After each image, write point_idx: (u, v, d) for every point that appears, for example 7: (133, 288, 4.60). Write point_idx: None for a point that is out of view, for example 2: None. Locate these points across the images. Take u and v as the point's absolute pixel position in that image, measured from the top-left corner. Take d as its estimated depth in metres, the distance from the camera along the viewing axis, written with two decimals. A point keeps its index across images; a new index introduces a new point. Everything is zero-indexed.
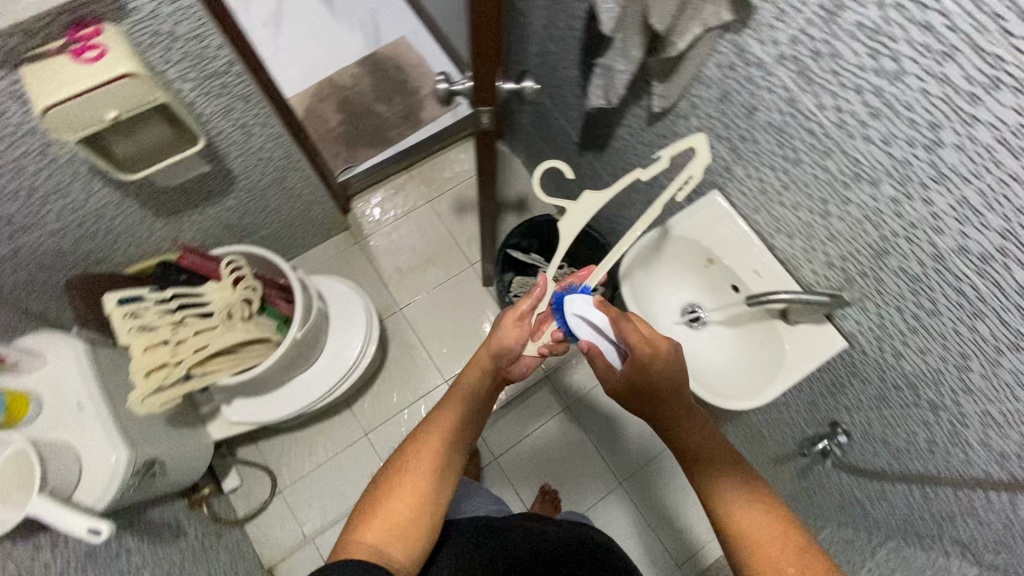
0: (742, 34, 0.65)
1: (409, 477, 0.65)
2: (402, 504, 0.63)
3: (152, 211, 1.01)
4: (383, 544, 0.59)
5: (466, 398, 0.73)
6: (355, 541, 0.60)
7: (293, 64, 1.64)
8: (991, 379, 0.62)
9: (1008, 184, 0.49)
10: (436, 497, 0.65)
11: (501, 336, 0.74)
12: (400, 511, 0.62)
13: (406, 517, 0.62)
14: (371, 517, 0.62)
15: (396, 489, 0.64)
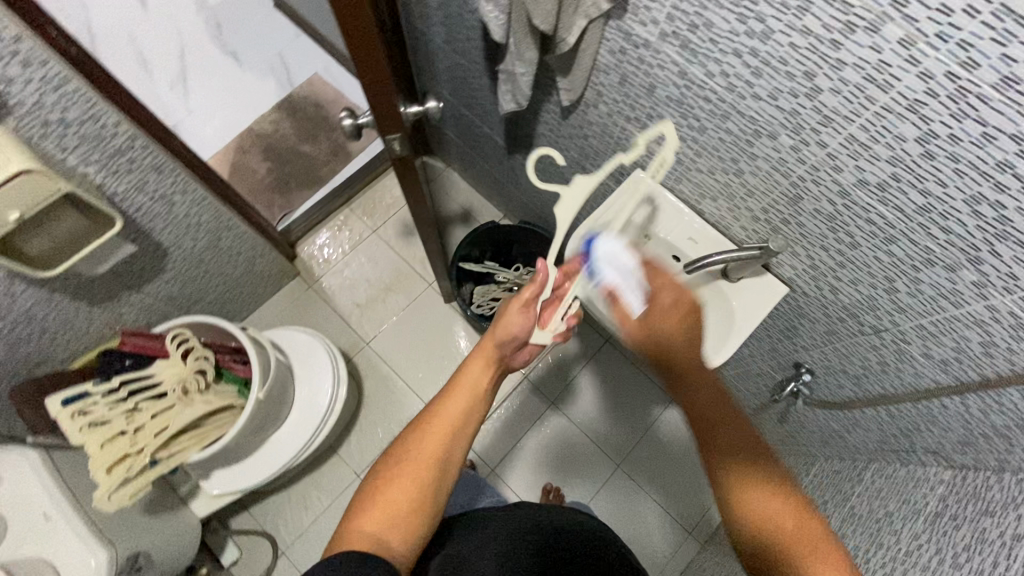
0: (625, 19, 0.68)
1: (411, 466, 0.63)
2: (402, 494, 0.61)
3: (86, 300, 0.98)
4: (382, 534, 0.59)
5: (476, 390, 0.70)
6: (354, 530, 0.59)
7: (208, 122, 1.61)
8: (917, 295, 0.66)
9: (884, 116, 0.52)
10: (438, 491, 0.64)
11: (508, 325, 0.75)
12: (399, 503, 0.61)
13: (406, 508, 0.61)
14: (371, 506, 0.61)
15: (396, 479, 0.62)
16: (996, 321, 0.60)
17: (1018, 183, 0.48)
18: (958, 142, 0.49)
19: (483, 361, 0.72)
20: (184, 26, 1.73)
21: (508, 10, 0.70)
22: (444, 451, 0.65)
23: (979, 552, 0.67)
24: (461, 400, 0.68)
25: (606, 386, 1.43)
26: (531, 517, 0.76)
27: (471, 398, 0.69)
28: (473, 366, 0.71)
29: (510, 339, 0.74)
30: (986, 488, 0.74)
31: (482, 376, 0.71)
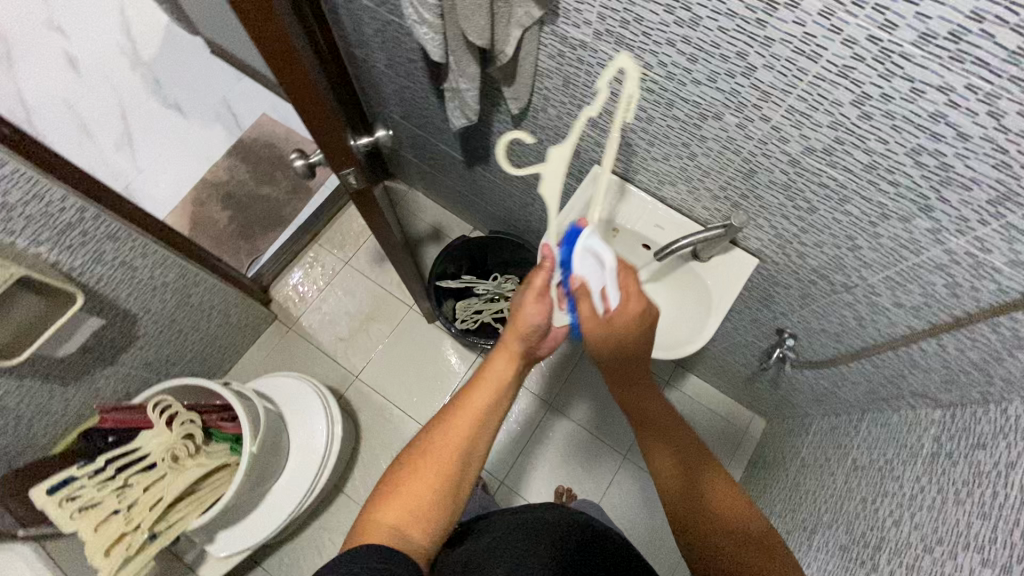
0: (558, 24, 0.69)
1: (432, 459, 0.64)
2: (423, 488, 0.62)
3: (59, 381, 0.95)
4: (404, 527, 0.60)
5: (501, 386, 0.68)
6: (376, 520, 0.60)
7: (161, 178, 1.57)
8: (879, 249, 0.68)
9: (818, 84, 0.54)
10: (458, 487, 0.64)
11: (527, 318, 0.66)
12: (421, 494, 0.62)
13: (427, 502, 0.62)
14: (393, 497, 0.62)
15: (418, 472, 0.63)
16: (956, 263, 0.62)
17: (952, 131, 0.50)
18: (890, 100, 0.51)
19: (509, 355, 0.69)
20: (122, 84, 1.69)
21: (442, 30, 0.70)
22: (467, 446, 0.65)
23: (978, 485, 0.69)
24: (486, 395, 0.67)
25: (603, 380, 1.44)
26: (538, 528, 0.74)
27: (497, 393, 0.67)
28: (498, 362, 0.69)
29: (534, 328, 0.66)
30: (975, 422, 0.76)
31: (507, 372, 0.68)
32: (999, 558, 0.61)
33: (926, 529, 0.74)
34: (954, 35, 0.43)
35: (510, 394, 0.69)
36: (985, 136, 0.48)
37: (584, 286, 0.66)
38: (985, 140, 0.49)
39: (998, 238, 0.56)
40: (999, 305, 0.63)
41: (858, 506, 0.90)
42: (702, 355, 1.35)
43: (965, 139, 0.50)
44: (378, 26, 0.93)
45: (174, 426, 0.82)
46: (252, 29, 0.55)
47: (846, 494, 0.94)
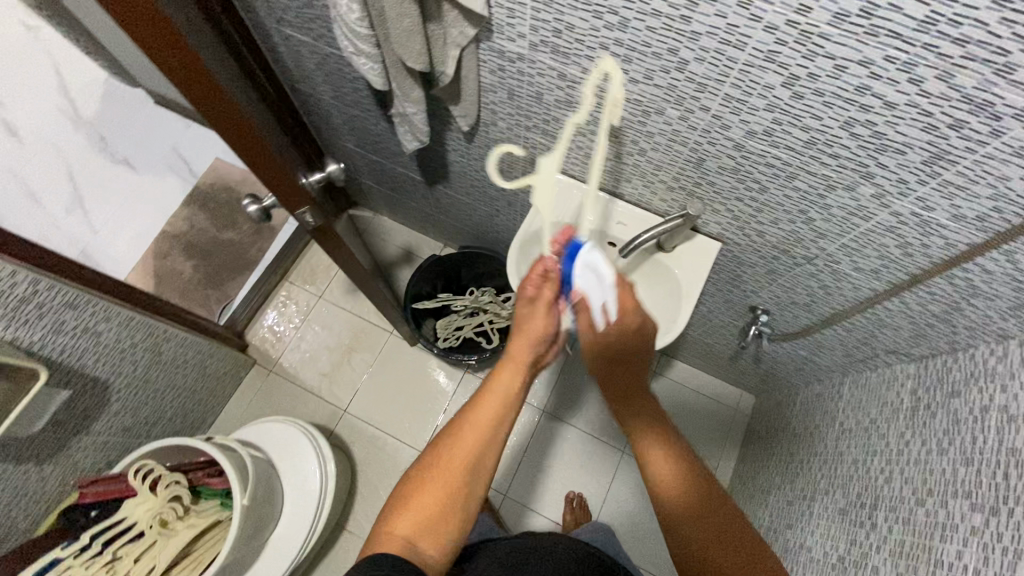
0: (493, 39, 0.69)
1: (441, 473, 0.63)
2: (433, 502, 0.62)
3: (34, 460, 0.91)
4: (416, 538, 0.60)
5: (508, 397, 0.66)
6: (387, 532, 0.61)
7: (117, 236, 1.53)
8: (831, 219, 0.70)
9: (749, 71, 0.55)
10: (468, 500, 0.63)
11: (533, 324, 0.69)
12: (428, 507, 0.62)
13: (438, 515, 0.61)
14: (404, 509, 0.62)
15: (428, 486, 0.63)
16: (905, 224, 0.64)
17: (878, 101, 0.52)
18: (818, 79, 0.53)
19: (515, 366, 0.67)
20: (64, 145, 1.63)
21: (381, 59, 0.70)
22: (476, 458, 0.64)
23: (958, 432, 0.72)
24: (494, 406, 0.65)
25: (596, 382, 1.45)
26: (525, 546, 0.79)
27: (504, 404, 0.66)
28: (504, 373, 0.67)
29: (539, 340, 0.69)
30: (947, 371, 0.79)
31: (513, 384, 0.67)
32: (987, 501, 0.63)
33: (917, 482, 0.75)
34: (865, 12, 0.45)
35: (517, 405, 0.67)
36: (910, 102, 0.50)
37: (584, 300, 0.69)
38: (910, 106, 0.51)
39: (937, 196, 0.58)
40: (950, 258, 0.66)
41: (850, 468, 0.92)
42: (683, 340, 1.37)
43: (892, 107, 0.52)
44: (317, 60, 0.93)
45: (159, 490, 0.79)
46: (156, 60, 0.53)
47: (838, 457, 0.96)
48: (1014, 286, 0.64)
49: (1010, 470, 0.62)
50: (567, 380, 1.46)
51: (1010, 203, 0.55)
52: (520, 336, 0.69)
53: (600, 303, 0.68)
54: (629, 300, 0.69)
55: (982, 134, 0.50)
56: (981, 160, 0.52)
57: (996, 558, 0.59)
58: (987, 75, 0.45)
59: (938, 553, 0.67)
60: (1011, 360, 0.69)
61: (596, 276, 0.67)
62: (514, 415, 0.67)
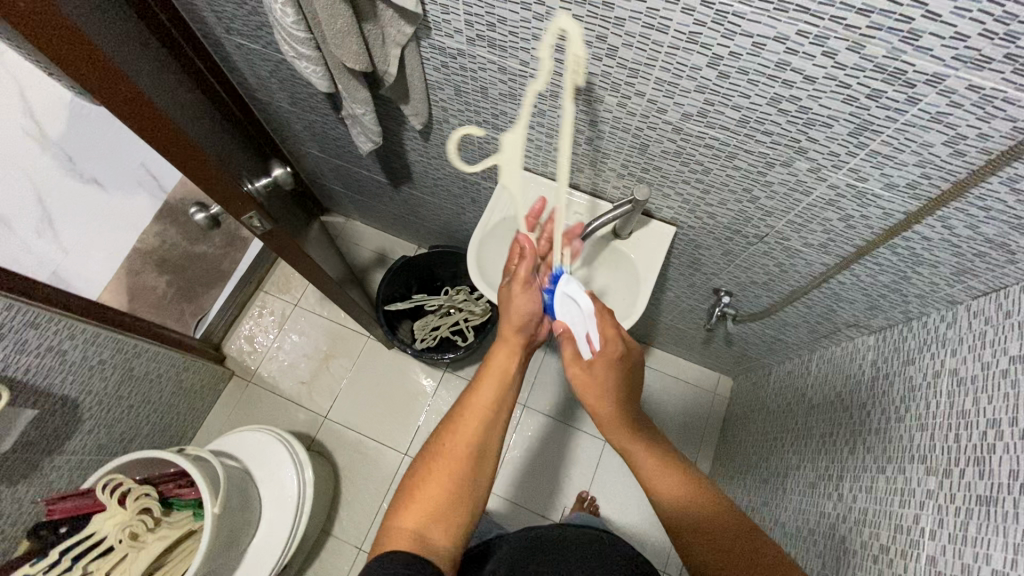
0: (433, 36, 0.70)
1: (445, 462, 0.61)
2: (440, 491, 0.60)
3: (6, 482, 0.89)
4: (426, 531, 0.57)
5: (503, 379, 0.68)
6: (394, 529, 0.57)
7: (89, 255, 1.51)
8: (774, 196, 0.71)
9: (675, 53, 0.56)
10: (475, 485, 0.62)
11: (521, 305, 0.72)
12: (435, 495, 0.59)
13: (446, 502, 0.59)
14: (410, 502, 0.59)
15: (432, 476, 0.61)
16: (843, 197, 0.65)
17: (799, 76, 0.53)
18: (739, 57, 0.53)
19: (508, 350, 0.71)
20: (30, 165, 1.58)
21: (323, 62, 0.71)
22: (478, 442, 0.64)
23: (914, 399, 0.73)
24: (490, 391, 0.67)
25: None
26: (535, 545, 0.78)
27: (500, 389, 0.67)
28: (499, 359, 0.70)
29: (528, 320, 0.72)
30: (903, 340, 0.80)
31: (509, 364, 0.70)
32: (940, 463, 0.65)
33: (878, 451, 0.77)
34: None
35: (512, 392, 0.69)
36: (828, 75, 0.51)
37: (568, 331, 0.72)
38: (829, 78, 0.52)
39: (869, 165, 0.59)
40: (890, 228, 0.67)
41: (819, 442, 0.92)
42: (657, 328, 1.38)
43: (812, 81, 0.53)
44: (270, 67, 0.93)
45: (127, 503, 0.79)
46: (71, 70, 0.52)
47: (808, 433, 0.97)
48: (954, 251, 0.65)
49: (960, 432, 0.63)
50: (563, 379, 1.49)
51: (937, 169, 0.56)
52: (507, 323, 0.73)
53: (584, 336, 0.71)
54: (608, 326, 0.71)
55: (900, 102, 0.51)
56: (903, 128, 0.53)
57: (950, 518, 0.61)
58: (895, 43, 0.46)
59: (898, 518, 0.68)
60: (959, 324, 0.71)
61: (575, 307, 0.71)
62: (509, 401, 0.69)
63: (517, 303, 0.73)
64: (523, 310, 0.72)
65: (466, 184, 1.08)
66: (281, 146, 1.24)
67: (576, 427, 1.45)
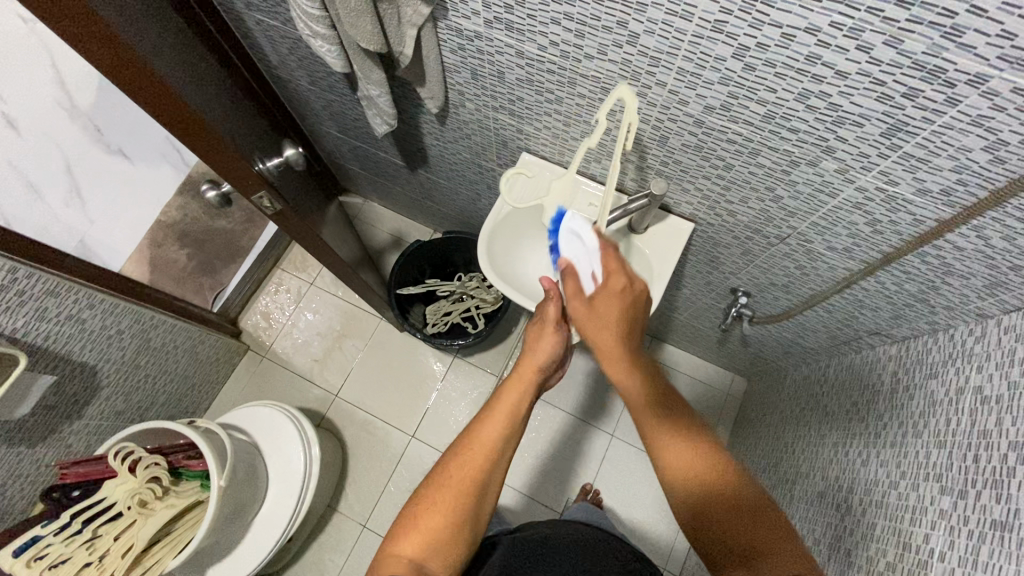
0: (450, 17, 0.68)
1: (447, 489, 0.61)
2: (439, 520, 0.59)
3: (25, 443, 0.93)
4: (424, 560, 0.57)
5: (511, 416, 0.66)
6: (391, 557, 0.57)
7: (114, 225, 1.55)
8: (798, 197, 0.68)
9: (698, 42, 0.53)
10: (475, 515, 0.61)
11: (540, 350, 0.71)
12: (436, 523, 0.59)
13: (445, 531, 0.59)
14: (409, 528, 0.59)
15: (432, 505, 0.60)
16: (871, 201, 0.62)
17: (830, 70, 0.49)
18: (767, 48, 0.50)
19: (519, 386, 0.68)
20: (60, 135, 1.59)
21: (338, 41, 0.69)
22: (482, 474, 0.62)
23: (934, 414, 0.70)
24: (497, 427, 0.64)
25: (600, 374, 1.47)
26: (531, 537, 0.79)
27: (508, 425, 0.65)
28: (509, 393, 0.67)
29: (545, 363, 0.71)
30: (927, 352, 0.77)
31: (519, 401, 0.67)
32: (956, 484, 0.62)
33: (892, 465, 0.74)
34: None
35: (519, 428, 0.67)
36: (861, 71, 0.48)
37: (573, 267, 0.70)
38: (863, 74, 0.48)
39: (900, 168, 0.56)
40: (920, 235, 0.64)
41: (832, 451, 0.90)
42: (671, 324, 1.36)
43: (844, 76, 0.49)
44: (289, 45, 0.92)
45: (137, 471, 0.81)
46: (82, 46, 0.52)
47: (820, 441, 0.94)
48: (988, 263, 0.62)
49: (979, 452, 0.60)
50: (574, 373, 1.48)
51: (974, 175, 0.52)
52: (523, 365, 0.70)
53: (588, 273, 0.68)
54: (613, 262, 0.67)
55: (938, 103, 0.47)
56: (940, 130, 0.50)
57: (962, 541, 0.58)
58: (936, 39, 0.43)
59: (906, 535, 0.66)
60: (987, 340, 0.67)
61: (580, 244, 0.70)
62: (517, 434, 0.67)
63: (543, 345, 0.72)
64: (545, 357, 0.71)
65: (482, 170, 1.06)
66: (301, 124, 1.24)
67: (585, 420, 1.45)
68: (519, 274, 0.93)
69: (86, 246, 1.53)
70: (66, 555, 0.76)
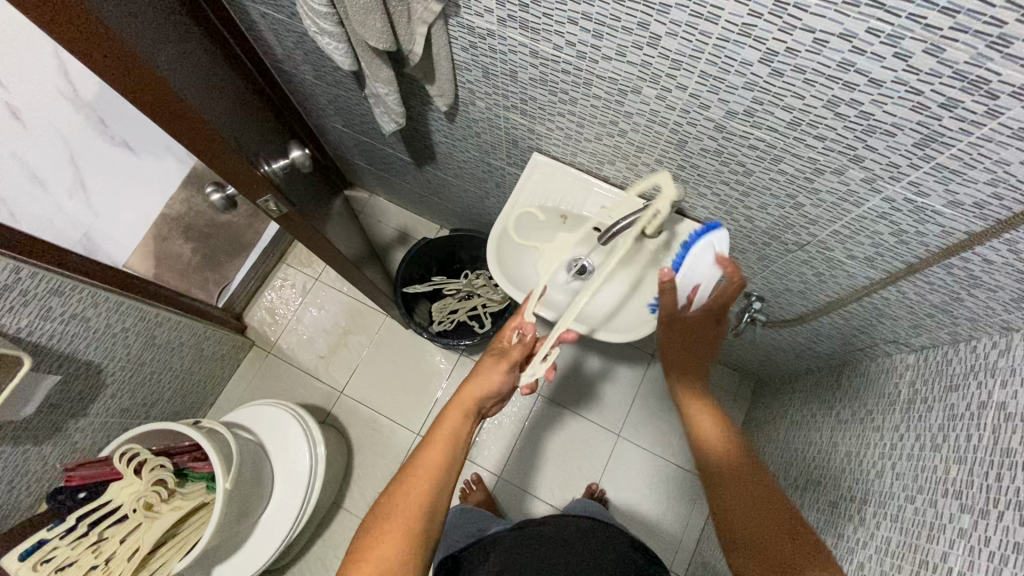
0: (461, 14, 0.65)
1: (396, 517, 0.58)
2: (392, 548, 0.56)
3: (33, 441, 0.93)
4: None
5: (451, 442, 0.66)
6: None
7: (118, 218, 1.54)
8: (821, 205, 0.66)
9: (724, 46, 0.51)
10: (427, 540, 0.58)
11: (480, 381, 0.71)
12: (389, 550, 0.56)
13: (400, 558, 0.56)
14: (359, 561, 0.55)
15: (383, 535, 0.57)
16: (898, 211, 0.60)
17: (863, 78, 0.47)
18: (797, 54, 0.48)
19: (456, 412, 0.68)
20: (64, 126, 1.56)
21: (345, 38, 0.67)
22: (428, 496, 0.61)
23: (954, 429, 0.68)
24: (438, 450, 0.64)
25: (585, 367, 1.46)
26: (531, 535, 0.77)
27: (449, 447, 0.65)
28: (447, 420, 0.67)
29: (481, 396, 0.70)
30: (947, 363, 0.75)
31: (457, 427, 0.67)
32: (976, 503, 0.60)
33: (907, 478, 0.72)
34: None
35: (462, 449, 0.67)
36: (897, 79, 0.46)
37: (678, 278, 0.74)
38: (898, 83, 0.46)
39: (932, 180, 0.54)
40: (948, 247, 0.61)
41: (844, 460, 0.88)
42: None
43: (878, 84, 0.47)
44: (294, 38, 0.89)
45: (142, 473, 0.81)
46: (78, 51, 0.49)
47: (833, 448, 0.93)
48: (1017, 277, 0.59)
49: (1002, 471, 0.58)
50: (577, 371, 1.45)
51: (1010, 189, 0.50)
52: (458, 398, 0.69)
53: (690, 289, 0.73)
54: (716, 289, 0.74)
55: (977, 115, 0.45)
56: (976, 143, 0.47)
57: (981, 562, 0.57)
58: (980, 49, 0.40)
59: (923, 554, 0.64)
60: (1012, 353, 0.64)
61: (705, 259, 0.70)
62: (459, 458, 0.66)
63: (479, 380, 0.71)
64: (487, 388, 0.71)
65: (491, 169, 1.04)
66: (305, 118, 1.21)
67: (591, 419, 1.43)
68: (528, 276, 0.92)
69: (91, 239, 1.51)
70: (73, 558, 0.75)
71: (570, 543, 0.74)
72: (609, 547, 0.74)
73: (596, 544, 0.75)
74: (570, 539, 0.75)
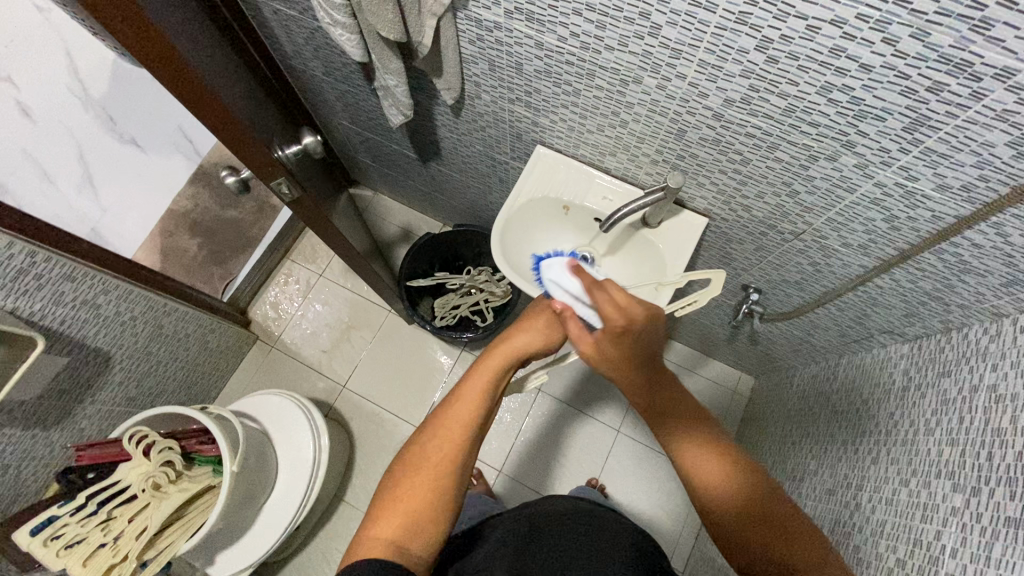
0: (469, 7, 0.68)
1: (423, 472, 0.59)
2: (419, 500, 0.57)
3: (40, 426, 0.94)
4: (403, 541, 0.55)
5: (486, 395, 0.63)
6: (368, 540, 0.55)
7: (125, 213, 1.56)
8: (816, 192, 0.68)
9: (721, 34, 0.53)
10: (453, 494, 0.59)
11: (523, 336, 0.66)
12: (416, 499, 0.57)
13: (426, 512, 0.57)
14: (386, 513, 0.57)
15: (411, 488, 0.58)
16: (890, 196, 0.62)
17: (854, 64, 0.49)
18: (791, 41, 0.50)
19: (497, 360, 0.64)
20: (74, 124, 1.61)
21: (357, 29, 0.69)
22: (458, 451, 0.60)
23: (946, 412, 0.69)
24: (472, 402, 0.62)
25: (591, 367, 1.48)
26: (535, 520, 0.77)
27: (482, 401, 0.63)
28: (481, 372, 0.64)
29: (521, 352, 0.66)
30: (940, 351, 0.76)
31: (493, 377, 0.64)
32: (968, 481, 0.61)
33: (902, 463, 0.73)
34: None
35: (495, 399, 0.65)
36: (886, 64, 0.48)
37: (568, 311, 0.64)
38: (887, 67, 0.48)
39: (921, 164, 0.56)
40: (938, 233, 0.64)
41: (840, 449, 0.90)
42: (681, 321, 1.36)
43: (868, 70, 0.49)
44: (305, 34, 0.91)
45: (152, 454, 0.82)
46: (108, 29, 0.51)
47: (830, 439, 0.94)
48: (1005, 260, 0.61)
49: (994, 450, 0.59)
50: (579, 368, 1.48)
51: (996, 171, 0.52)
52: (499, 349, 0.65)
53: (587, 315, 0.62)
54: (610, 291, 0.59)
55: (963, 97, 0.47)
56: (963, 126, 0.50)
57: (974, 538, 0.57)
58: (964, 33, 0.43)
59: (918, 532, 0.65)
60: (1002, 338, 0.66)
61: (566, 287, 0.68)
62: (491, 408, 0.65)
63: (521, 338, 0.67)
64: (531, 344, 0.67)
65: (494, 164, 1.06)
66: (312, 114, 1.24)
67: (590, 415, 1.45)
68: (532, 266, 0.93)
69: (98, 235, 1.54)
70: (82, 536, 0.77)
71: (577, 528, 0.74)
72: (614, 529, 0.75)
73: (600, 527, 0.75)
74: (575, 524, 0.75)
